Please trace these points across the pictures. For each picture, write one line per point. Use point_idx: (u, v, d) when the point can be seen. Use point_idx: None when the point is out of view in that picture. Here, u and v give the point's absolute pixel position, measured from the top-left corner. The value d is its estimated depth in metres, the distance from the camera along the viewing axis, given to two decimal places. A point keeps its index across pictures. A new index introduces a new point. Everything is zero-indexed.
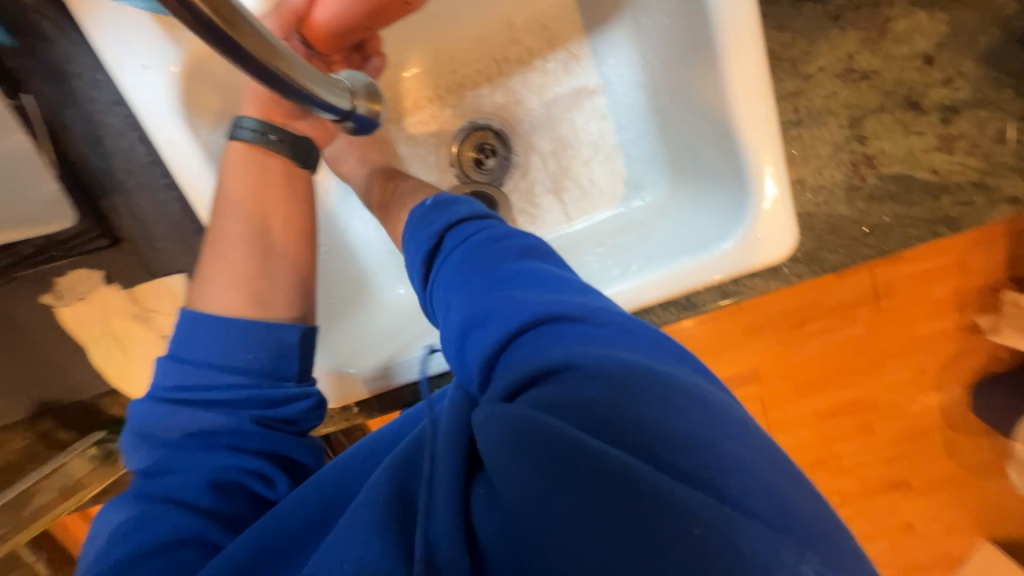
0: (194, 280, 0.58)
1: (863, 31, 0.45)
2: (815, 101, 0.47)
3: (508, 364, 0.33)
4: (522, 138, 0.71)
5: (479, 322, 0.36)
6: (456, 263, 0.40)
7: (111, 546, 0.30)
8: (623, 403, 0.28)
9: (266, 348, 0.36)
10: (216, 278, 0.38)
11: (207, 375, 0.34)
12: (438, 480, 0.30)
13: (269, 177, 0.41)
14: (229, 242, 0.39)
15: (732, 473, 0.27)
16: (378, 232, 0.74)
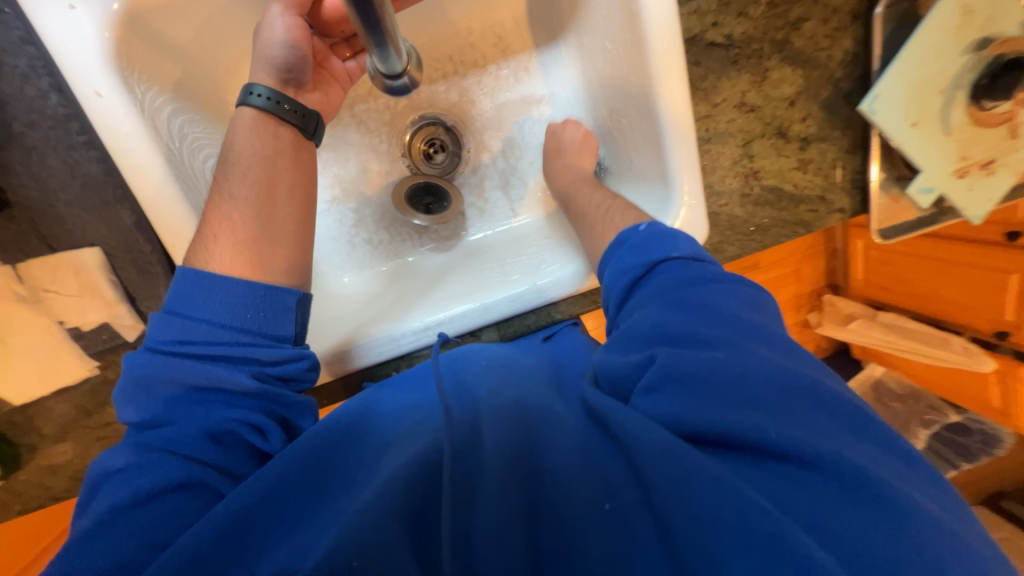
0: (109, 256, 0.50)
1: (752, 74, 0.59)
2: (719, 124, 0.60)
3: (687, 390, 0.37)
4: (474, 136, 0.75)
5: (650, 332, 0.42)
6: (662, 280, 0.46)
7: (120, 483, 0.36)
8: (756, 449, 0.35)
9: (265, 309, 0.42)
10: (220, 236, 0.44)
11: (209, 331, 0.40)
12: (471, 489, 0.37)
13: (270, 154, 0.48)
14: (235, 201, 0.46)
15: (883, 514, 0.32)
16: (322, 218, 0.72)
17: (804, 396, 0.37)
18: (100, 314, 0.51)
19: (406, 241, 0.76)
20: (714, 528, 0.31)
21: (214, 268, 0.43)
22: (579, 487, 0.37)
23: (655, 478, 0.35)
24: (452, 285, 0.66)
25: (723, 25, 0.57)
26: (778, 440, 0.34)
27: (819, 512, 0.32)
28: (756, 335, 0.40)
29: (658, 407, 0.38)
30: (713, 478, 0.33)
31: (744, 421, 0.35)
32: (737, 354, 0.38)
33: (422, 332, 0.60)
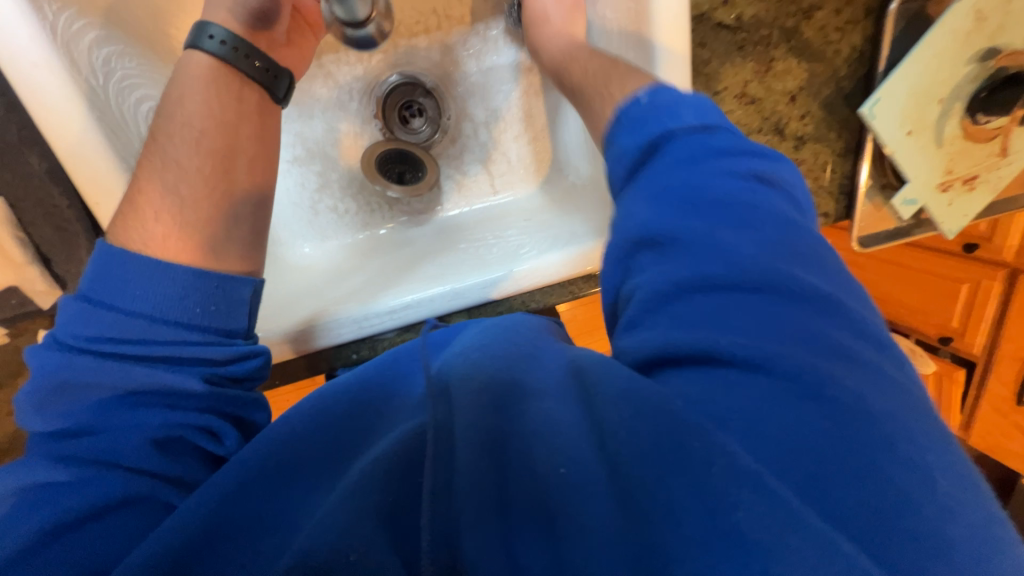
0: (16, 209, 0.42)
1: (756, 63, 0.55)
2: (719, 115, 0.57)
3: (682, 316, 0.32)
4: (456, 101, 0.69)
5: (667, 248, 0.34)
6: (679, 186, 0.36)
7: (41, 507, 0.31)
8: (785, 381, 0.28)
9: (217, 302, 0.39)
10: (163, 207, 0.39)
11: (148, 327, 0.36)
12: (450, 458, 0.30)
13: (230, 121, 0.43)
14: (185, 168, 0.41)
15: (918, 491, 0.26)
16: (282, 179, 0.65)
17: (757, 283, 0.31)
18: (5, 278, 0.44)
19: (376, 213, 0.70)
20: (692, 496, 0.26)
21: (155, 256, 0.38)
22: (539, 446, 0.30)
23: (642, 441, 0.29)
24: (425, 266, 0.61)
25: (732, 6, 0.52)
26: (753, 362, 0.29)
27: (817, 465, 0.26)
28: (767, 231, 0.33)
29: (642, 338, 0.34)
30: (710, 443, 0.27)
31: (746, 353, 0.29)
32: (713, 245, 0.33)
33: (390, 315, 0.56)
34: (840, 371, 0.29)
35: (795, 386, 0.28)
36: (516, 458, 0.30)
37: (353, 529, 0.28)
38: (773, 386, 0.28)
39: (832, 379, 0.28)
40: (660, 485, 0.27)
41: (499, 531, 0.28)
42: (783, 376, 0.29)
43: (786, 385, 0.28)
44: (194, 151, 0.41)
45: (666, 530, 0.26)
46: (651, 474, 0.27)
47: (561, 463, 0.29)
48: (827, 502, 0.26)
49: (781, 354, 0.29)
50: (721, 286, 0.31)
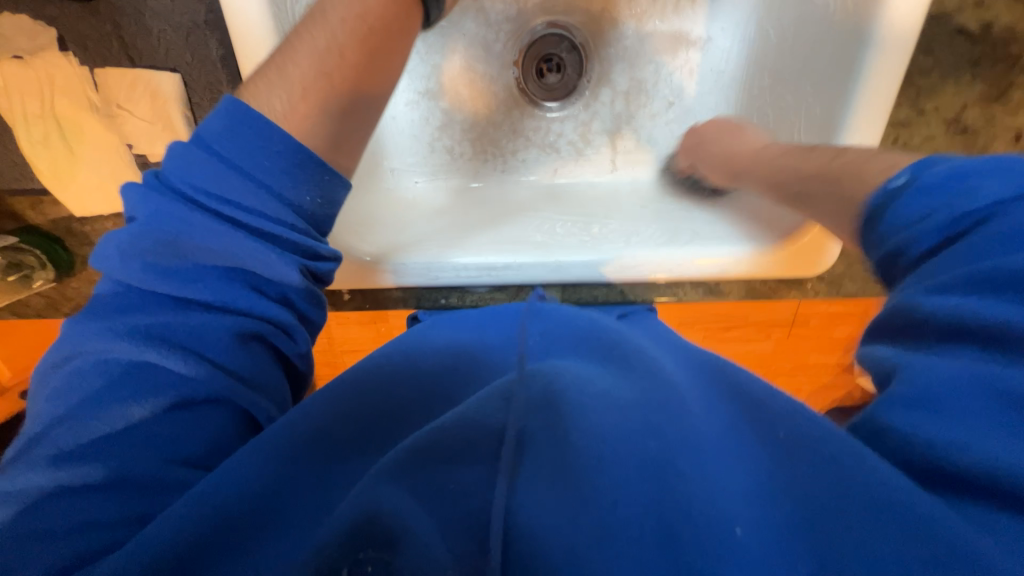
0: (186, 87, 0.45)
1: (988, 86, 0.46)
2: (914, 139, 0.48)
3: (957, 408, 0.23)
4: (601, 64, 0.64)
5: (942, 305, 0.26)
6: (958, 202, 0.28)
7: (113, 397, 0.28)
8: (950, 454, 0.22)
9: (325, 194, 0.36)
10: (300, 86, 0.36)
11: (263, 198, 0.33)
12: (556, 430, 0.26)
13: (393, 22, 0.41)
14: (335, 51, 0.38)
15: None
16: (409, 110, 0.64)
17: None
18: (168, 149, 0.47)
19: (487, 163, 0.67)
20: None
21: (295, 134, 0.36)
22: (637, 444, 0.25)
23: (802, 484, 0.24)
24: (522, 226, 0.59)
25: (987, 7, 0.43)
26: (996, 459, 0.21)
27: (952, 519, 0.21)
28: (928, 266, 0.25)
29: (948, 436, 0.23)
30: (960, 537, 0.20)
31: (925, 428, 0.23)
32: (969, 304, 0.24)
33: (484, 271, 0.55)
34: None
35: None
36: (619, 455, 0.25)
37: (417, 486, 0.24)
38: (1000, 484, 0.21)
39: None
40: (805, 495, 0.24)
41: (591, 533, 0.22)
42: (920, 421, 0.24)
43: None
44: (351, 42, 0.38)
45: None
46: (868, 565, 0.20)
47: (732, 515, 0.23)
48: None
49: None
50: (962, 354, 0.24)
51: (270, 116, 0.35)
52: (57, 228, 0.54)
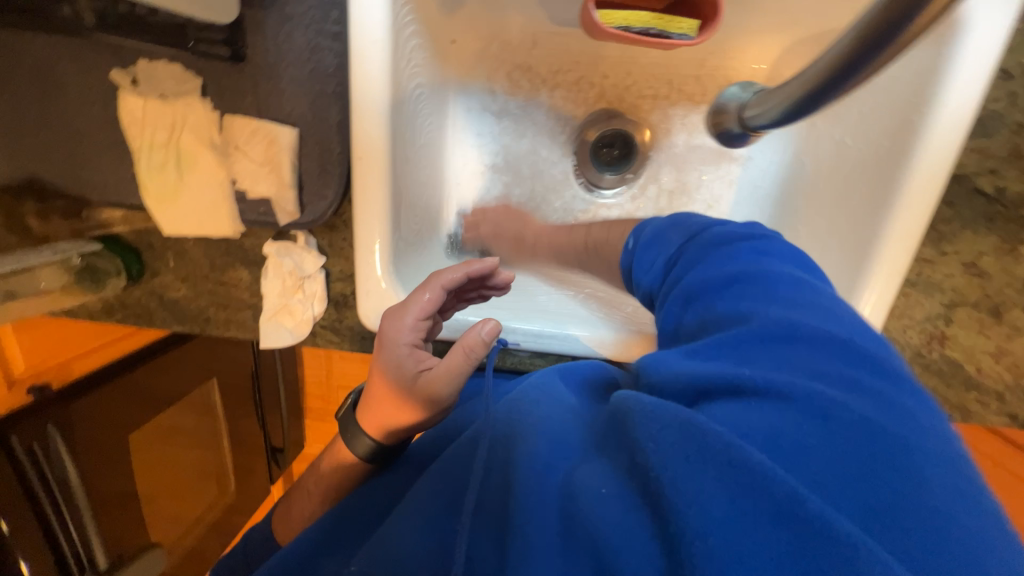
0: (302, 141, 0.51)
1: (1001, 240, 0.52)
2: (936, 275, 0.53)
3: (697, 352, 0.32)
4: (651, 165, 0.70)
5: (691, 322, 0.36)
6: (687, 250, 0.41)
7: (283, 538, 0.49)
8: (768, 396, 0.28)
9: (383, 398, 0.54)
10: (373, 408, 0.55)
11: (370, 396, 0.55)
12: (501, 463, 0.36)
13: (452, 274, 0.53)
14: (382, 374, 0.53)
15: (909, 498, 0.24)
16: (474, 178, 0.70)
17: (814, 341, 0.30)
18: (268, 190, 0.52)
19: (536, 235, 0.71)
20: (738, 505, 0.25)
21: (378, 424, 0.55)
22: (536, 441, 0.35)
23: (669, 453, 0.28)
24: (562, 298, 0.63)
25: (1000, 176, 0.50)
26: (762, 387, 0.28)
27: (829, 475, 0.25)
28: (769, 286, 0.34)
29: (670, 373, 0.32)
30: (732, 449, 0.26)
31: (788, 394, 0.28)
32: (780, 303, 0.33)
33: (532, 337, 0.58)
34: (867, 412, 0.27)
35: (815, 397, 0.27)
36: (534, 454, 0.34)
37: (435, 522, 0.38)
38: (752, 396, 0.28)
39: (867, 403, 0.27)
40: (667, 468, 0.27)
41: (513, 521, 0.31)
42: (777, 382, 0.28)
43: (782, 394, 0.28)
44: (385, 374, 0.53)
45: (687, 522, 0.25)
46: (673, 477, 0.27)
47: (599, 482, 0.31)
48: (885, 536, 0.24)
49: (793, 376, 0.28)
50: (782, 340, 0.30)
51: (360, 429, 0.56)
52: (139, 239, 0.58)
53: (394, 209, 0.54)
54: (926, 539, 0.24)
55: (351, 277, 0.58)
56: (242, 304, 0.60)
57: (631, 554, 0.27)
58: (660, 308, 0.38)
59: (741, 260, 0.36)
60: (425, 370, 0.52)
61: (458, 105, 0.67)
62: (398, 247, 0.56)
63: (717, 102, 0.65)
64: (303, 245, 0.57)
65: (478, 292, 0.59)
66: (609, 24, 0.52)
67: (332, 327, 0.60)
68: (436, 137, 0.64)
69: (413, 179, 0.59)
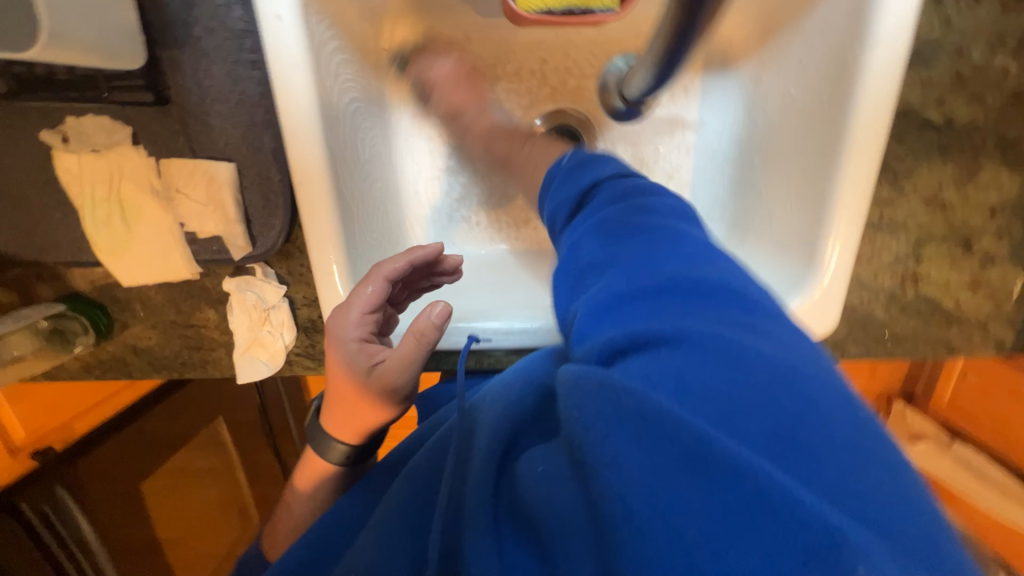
0: (241, 174, 0.51)
1: (958, 170, 0.51)
2: (898, 214, 0.52)
3: (606, 311, 0.31)
4: (607, 142, 0.68)
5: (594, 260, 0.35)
6: (594, 204, 0.41)
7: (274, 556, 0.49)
8: (684, 346, 0.27)
9: (343, 401, 0.54)
10: (336, 413, 0.55)
11: (332, 400, 0.55)
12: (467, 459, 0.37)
13: (392, 263, 0.52)
14: (338, 374, 0.53)
15: (838, 447, 0.24)
16: (430, 184, 0.68)
17: (723, 288, 0.31)
18: (216, 227, 0.52)
19: (501, 231, 0.70)
20: (652, 461, 0.25)
21: (343, 425, 0.55)
22: (491, 429, 0.35)
23: (590, 421, 0.27)
24: (532, 291, 0.63)
25: (947, 105, 0.49)
26: (677, 338, 0.28)
27: (760, 430, 0.25)
28: (685, 241, 0.34)
29: (588, 339, 0.31)
30: (647, 406, 0.26)
31: (702, 340, 0.27)
32: (692, 255, 0.33)
33: (503, 336, 0.58)
34: (780, 358, 0.27)
35: (719, 341, 0.27)
36: (487, 447, 0.34)
37: (413, 525, 0.38)
38: (669, 347, 0.28)
39: (778, 348, 0.28)
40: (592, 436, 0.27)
41: (469, 512, 0.32)
42: (691, 329, 0.28)
43: (697, 344, 0.27)
44: (340, 375, 0.52)
45: (614, 493, 0.25)
46: (598, 445, 0.26)
47: (538, 463, 0.32)
48: (795, 465, 0.24)
49: (708, 324, 0.28)
50: (697, 290, 0.30)
51: (327, 433, 0.56)
52: (102, 294, 0.58)
53: (345, 228, 0.54)
54: (855, 488, 0.24)
55: (316, 301, 0.58)
56: (214, 343, 0.60)
57: (567, 531, 0.27)
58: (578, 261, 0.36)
59: (656, 214, 0.36)
60: (377, 365, 0.52)
61: (401, 114, 0.66)
62: (357, 265, 0.56)
63: (603, 78, 0.65)
64: (262, 276, 0.57)
65: (429, 281, 0.58)
66: (530, 11, 0.51)
67: (306, 353, 0.60)
68: (381, 148, 0.63)
69: (362, 194, 0.58)
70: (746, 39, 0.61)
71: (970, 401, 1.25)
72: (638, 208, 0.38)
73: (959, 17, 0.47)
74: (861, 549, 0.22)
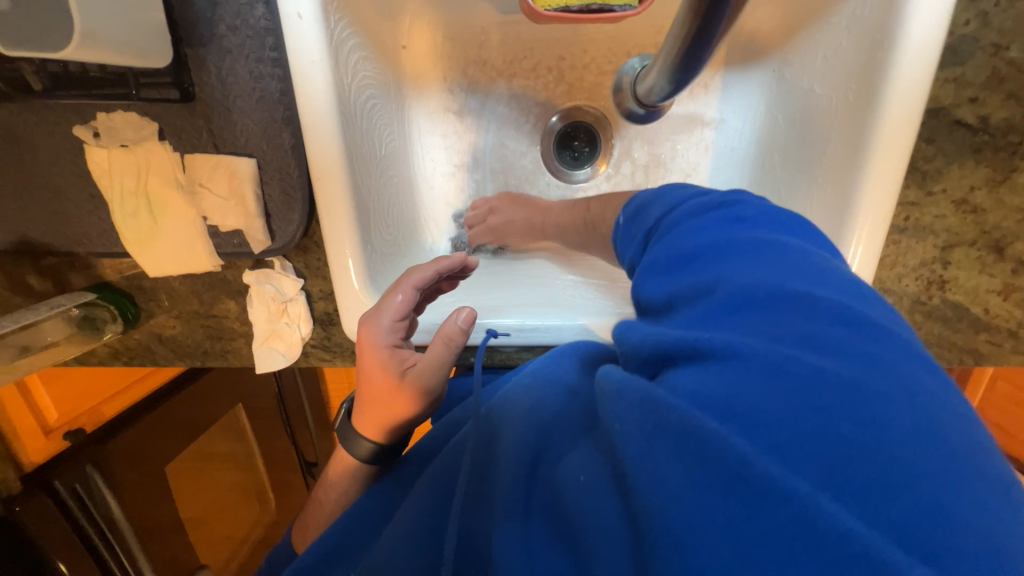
0: (261, 170, 0.52)
1: (991, 171, 0.49)
2: (926, 217, 0.50)
3: (668, 320, 0.33)
4: (623, 140, 0.67)
5: (667, 284, 0.35)
6: (672, 232, 0.39)
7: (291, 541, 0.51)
8: (738, 361, 0.27)
9: (374, 404, 0.55)
10: (366, 416, 0.55)
11: (363, 404, 0.56)
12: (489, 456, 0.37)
13: (420, 271, 0.54)
14: (369, 379, 0.54)
15: (904, 476, 0.23)
16: (446, 181, 0.69)
17: (793, 300, 0.29)
18: (238, 222, 0.54)
19: (516, 230, 0.70)
20: (694, 481, 0.25)
21: (372, 429, 0.55)
22: (519, 431, 0.35)
23: (628, 434, 0.28)
24: (545, 288, 0.63)
25: (982, 104, 0.47)
26: (730, 353, 0.28)
27: (818, 453, 0.24)
28: (749, 251, 0.33)
29: (638, 344, 0.33)
30: (684, 419, 0.26)
31: (764, 356, 0.27)
32: (753, 268, 0.31)
33: (515, 333, 0.58)
34: (850, 377, 0.26)
35: (791, 367, 0.26)
36: (516, 449, 0.35)
37: (432, 515, 0.39)
38: (722, 362, 0.28)
39: (851, 363, 0.26)
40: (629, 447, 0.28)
41: (499, 512, 0.33)
42: (750, 346, 0.27)
43: (760, 362, 0.27)
44: (371, 378, 0.54)
45: (649, 503, 0.26)
46: (635, 456, 0.27)
47: (577, 470, 0.32)
48: (855, 497, 0.23)
49: (764, 342, 0.28)
50: (760, 306, 0.30)
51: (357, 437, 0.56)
52: (130, 284, 0.61)
53: (361, 223, 0.54)
54: (918, 519, 0.23)
55: (331, 295, 0.59)
56: (235, 333, 0.62)
57: (602, 536, 0.28)
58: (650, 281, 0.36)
59: (727, 226, 0.35)
60: (406, 369, 0.53)
61: (419, 111, 0.66)
62: (372, 260, 0.57)
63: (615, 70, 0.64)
64: (281, 270, 0.58)
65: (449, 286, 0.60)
66: (547, 8, 0.51)
67: (322, 345, 0.61)
68: (398, 144, 0.64)
69: (379, 190, 0.59)
70: (768, 34, 0.59)
71: (1000, 409, 1.21)
72: (705, 219, 0.37)
73: (996, 12, 0.45)
74: (868, 557, 0.21)
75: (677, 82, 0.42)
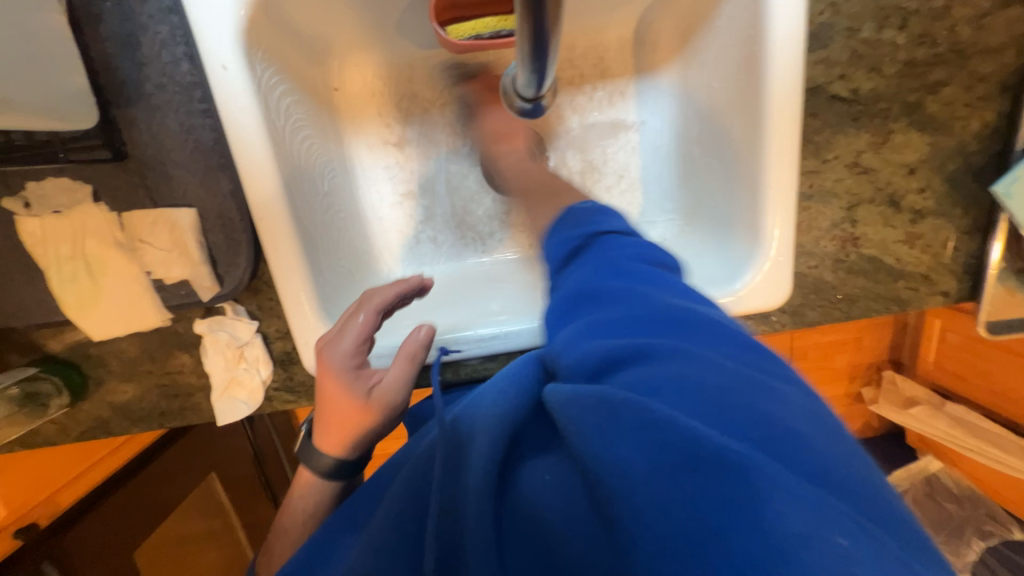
0: (202, 218, 0.53)
1: (872, 135, 0.55)
2: (827, 181, 0.56)
3: (601, 327, 0.35)
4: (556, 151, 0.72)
5: (593, 301, 0.38)
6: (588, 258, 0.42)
7: None
8: (676, 363, 0.31)
9: (340, 426, 0.53)
10: (332, 440, 0.54)
11: (326, 428, 0.54)
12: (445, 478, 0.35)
13: (381, 294, 0.55)
14: (336, 403, 0.53)
15: (809, 441, 0.28)
16: (394, 210, 0.71)
17: (699, 319, 0.35)
18: (183, 272, 0.54)
19: (470, 248, 0.72)
20: (659, 469, 0.27)
21: (340, 450, 0.54)
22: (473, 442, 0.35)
23: (590, 434, 0.30)
24: (502, 297, 0.65)
25: (850, 79, 0.53)
26: (667, 357, 0.32)
27: (745, 429, 0.28)
28: (661, 282, 0.38)
29: (580, 352, 0.34)
30: (640, 411, 0.29)
31: (692, 358, 0.31)
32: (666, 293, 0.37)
33: (477, 343, 0.60)
34: (745, 370, 0.31)
35: (709, 363, 0.31)
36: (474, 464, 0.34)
37: (392, 542, 0.36)
38: (657, 365, 0.31)
39: (744, 361, 0.32)
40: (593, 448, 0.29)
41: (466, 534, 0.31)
42: (677, 351, 0.32)
43: (688, 365, 0.31)
44: (339, 403, 0.52)
45: (621, 497, 0.27)
46: (600, 453, 0.29)
47: (541, 476, 0.32)
48: (778, 459, 0.27)
49: (693, 348, 0.32)
50: (675, 323, 0.34)
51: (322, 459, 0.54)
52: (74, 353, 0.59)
53: (309, 258, 0.55)
54: (825, 471, 0.27)
55: (288, 333, 0.59)
56: (192, 388, 0.60)
57: (575, 543, 0.29)
58: (572, 299, 0.39)
59: (638, 257, 0.40)
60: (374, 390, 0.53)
61: (359, 148, 0.69)
62: (326, 293, 0.57)
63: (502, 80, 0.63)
64: (233, 314, 0.58)
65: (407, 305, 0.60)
66: (459, 38, 0.55)
67: (284, 386, 0.60)
68: (341, 180, 0.66)
69: (325, 226, 0.60)
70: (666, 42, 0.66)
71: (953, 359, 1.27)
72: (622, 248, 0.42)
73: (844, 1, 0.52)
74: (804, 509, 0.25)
75: (537, 70, 0.42)
